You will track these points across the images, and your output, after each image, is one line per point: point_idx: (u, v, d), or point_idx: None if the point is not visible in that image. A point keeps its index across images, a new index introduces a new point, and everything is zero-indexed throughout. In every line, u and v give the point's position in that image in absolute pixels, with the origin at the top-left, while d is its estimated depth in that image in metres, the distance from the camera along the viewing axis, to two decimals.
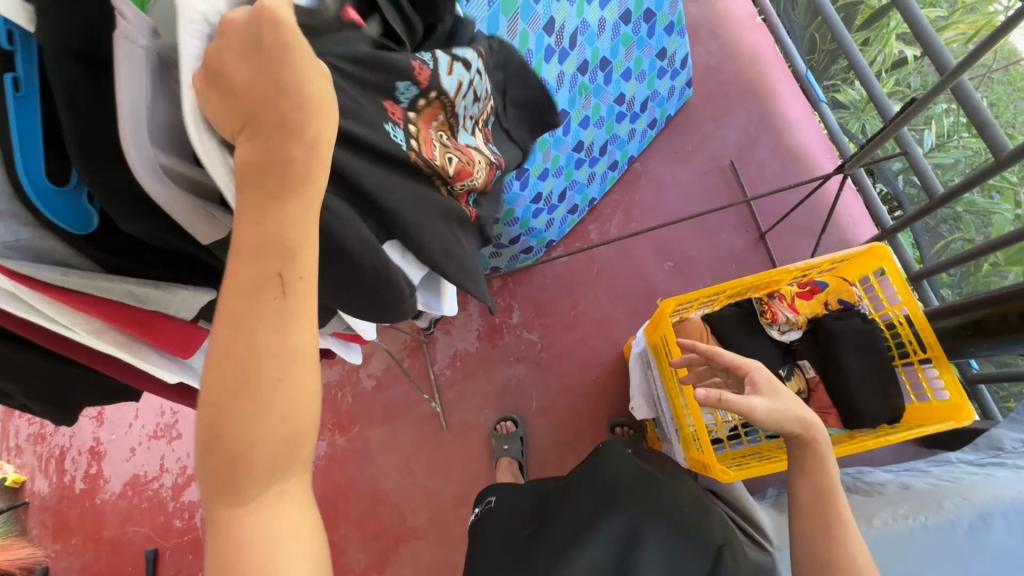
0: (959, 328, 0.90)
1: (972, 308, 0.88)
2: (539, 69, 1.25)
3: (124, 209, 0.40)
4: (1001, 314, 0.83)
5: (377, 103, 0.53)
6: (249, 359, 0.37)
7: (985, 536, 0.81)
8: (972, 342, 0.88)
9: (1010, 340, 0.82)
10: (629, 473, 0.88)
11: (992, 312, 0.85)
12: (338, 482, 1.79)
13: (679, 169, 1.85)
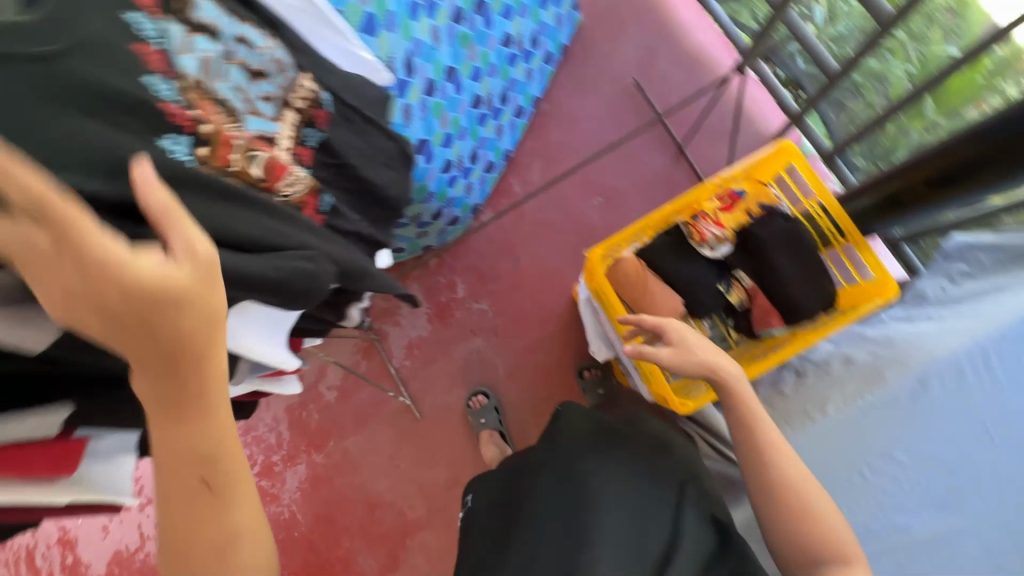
0: (878, 203, 0.92)
1: (886, 181, 0.89)
2: (408, 30, 1.15)
3: None
4: (911, 184, 0.84)
5: (198, 132, 0.52)
6: (202, 484, 0.48)
7: (920, 396, 0.91)
8: (891, 215, 0.90)
9: (928, 207, 0.83)
10: (587, 432, 0.87)
11: (901, 184, 0.86)
12: (329, 498, 1.77)
13: (586, 100, 1.79)
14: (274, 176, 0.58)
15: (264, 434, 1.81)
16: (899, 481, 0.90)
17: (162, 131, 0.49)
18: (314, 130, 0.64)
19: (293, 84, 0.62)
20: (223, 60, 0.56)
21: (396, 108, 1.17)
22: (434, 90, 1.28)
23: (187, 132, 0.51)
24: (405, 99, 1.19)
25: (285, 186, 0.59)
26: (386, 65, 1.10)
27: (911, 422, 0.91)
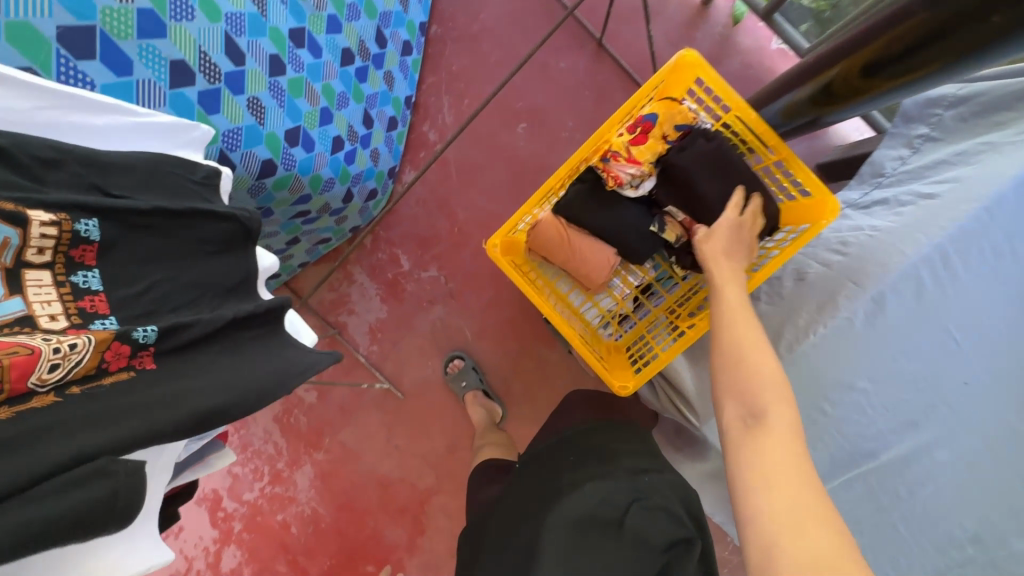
0: (814, 96, 0.76)
1: (821, 66, 0.73)
2: (212, 8, 0.90)
3: None
4: (844, 74, 0.68)
5: None
6: None
7: (881, 318, 0.76)
8: (829, 109, 0.75)
9: (864, 100, 0.68)
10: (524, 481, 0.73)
11: (838, 72, 0.69)
12: (343, 488, 1.83)
13: (482, 12, 1.55)
14: (15, 373, 0.44)
15: (262, 445, 1.84)
16: (865, 410, 0.78)
17: None
18: (85, 271, 0.55)
19: (21, 240, 0.50)
20: None
21: (238, 109, 0.98)
22: (283, 66, 1.06)
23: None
24: (246, 93, 0.99)
25: (47, 370, 0.47)
26: (201, 65, 0.90)
27: (872, 346, 0.76)
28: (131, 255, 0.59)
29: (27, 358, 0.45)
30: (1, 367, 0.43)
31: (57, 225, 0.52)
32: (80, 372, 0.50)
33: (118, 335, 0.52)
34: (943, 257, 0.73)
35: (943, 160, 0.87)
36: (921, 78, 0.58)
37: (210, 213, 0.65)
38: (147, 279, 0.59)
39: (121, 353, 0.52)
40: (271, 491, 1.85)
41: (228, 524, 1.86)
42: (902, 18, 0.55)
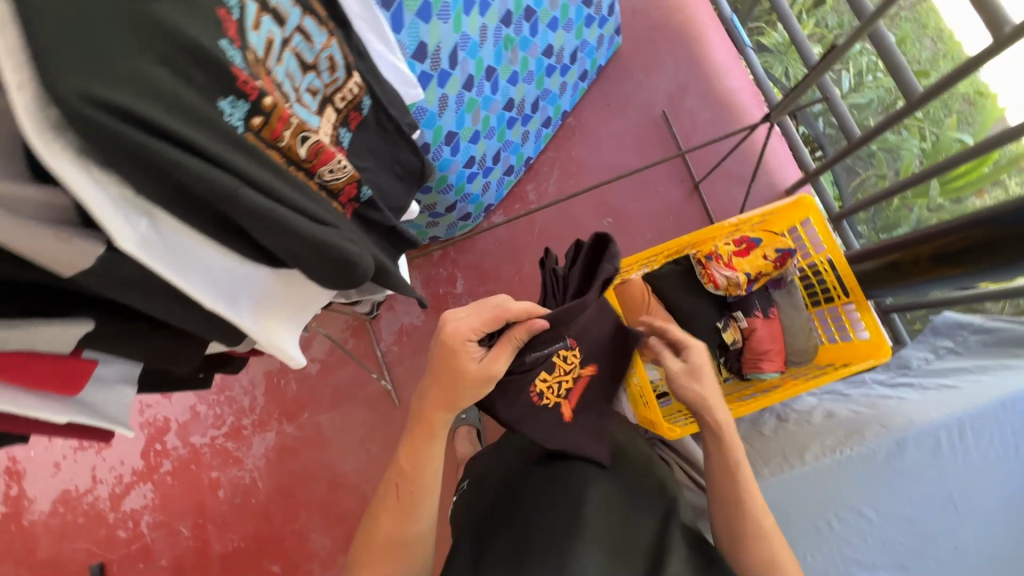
0: (879, 268, 0.94)
1: (885, 251, 0.94)
2: (459, 23, 1.15)
3: None
4: (910, 257, 0.88)
5: (266, 103, 0.43)
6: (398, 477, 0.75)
7: (898, 460, 0.88)
8: (890, 283, 0.92)
9: (922, 282, 0.87)
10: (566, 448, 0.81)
11: (902, 255, 0.90)
12: (293, 472, 1.75)
13: (613, 123, 1.82)
14: (321, 160, 0.53)
15: (239, 395, 1.78)
16: (861, 537, 0.88)
17: (229, 92, 0.39)
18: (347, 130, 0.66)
19: (341, 83, 0.62)
20: (283, 44, 0.52)
21: (434, 97, 1.19)
22: (471, 85, 1.30)
23: (249, 100, 0.41)
24: (443, 89, 1.21)
25: (327, 171, 0.55)
26: (433, 54, 1.12)
27: (885, 483, 0.88)
28: (366, 139, 0.72)
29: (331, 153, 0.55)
30: (321, 148, 0.53)
31: (357, 90, 0.65)
32: (333, 189, 0.58)
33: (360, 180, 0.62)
34: (959, 427, 0.86)
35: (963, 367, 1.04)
36: (969, 273, 0.79)
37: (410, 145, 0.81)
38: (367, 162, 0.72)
39: (353, 194, 0.62)
40: (220, 444, 1.77)
41: (157, 461, 1.76)
42: (960, 229, 0.78)
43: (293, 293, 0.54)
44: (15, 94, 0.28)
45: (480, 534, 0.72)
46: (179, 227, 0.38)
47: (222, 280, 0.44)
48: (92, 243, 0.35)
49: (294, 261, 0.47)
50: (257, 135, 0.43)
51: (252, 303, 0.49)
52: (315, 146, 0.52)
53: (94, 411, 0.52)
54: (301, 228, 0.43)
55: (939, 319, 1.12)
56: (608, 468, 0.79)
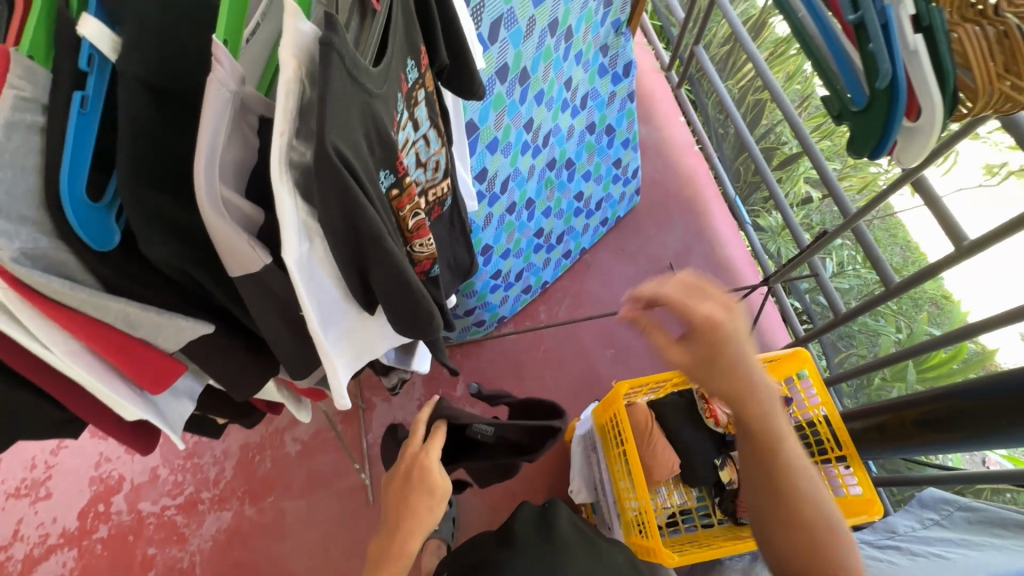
0: (866, 429, 0.98)
1: (873, 413, 0.98)
2: (515, 160, 1.37)
3: (166, 235, 0.42)
4: (898, 420, 0.92)
5: (403, 181, 0.56)
6: None
7: None
8: (877, 444, 0.96)
9: (910, 445, 0.90)
10: (569, 532, 0.77)
11: (891, 417, 0.93)
12: (238, 563, 1.58)
13: (625, 266, 2.01)
14: (417, 233, 0.63)
15: (206, 465, 1.68)
16: None
17: (388, 165, 0.51)
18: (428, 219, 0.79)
19: (436, 182, 0.76)
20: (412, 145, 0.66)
21: (482, 212, 1.35)
22: (513, 210, 1.49)
23: (397, 175, 0.54)
24: (490, 208, 1.38)
25: (418, 245, 0.65)
26: (491, 178, 1.31)
27: None
28: (436, 231, 0.84)
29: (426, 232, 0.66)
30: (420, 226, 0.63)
31: (445, 191, 0.79)
32: (415, 260, 0.68)
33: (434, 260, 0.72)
34: None
35: (950, 538, 1.04)
36: (952, 439, 0.82)
37: (466, 244, 0.95)
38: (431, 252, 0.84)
39: (424, 269, 0.72)
40: (168, 517, 1.62)
41: (93, 524, 1.60)
42: (942, 396, 0.83)
43: (359, 338, 0.60)
44: (275, 136, 0.37)
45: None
46: (322, 255, 0.46)
47: (326, 305, 0.50)
48: (263, 253, 0.43)
49: (388, 306, 0.54)
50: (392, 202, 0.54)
51: (334, 336, 0.55)
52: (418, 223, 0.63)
53: (157, 413, 0.54)
54: (412, 278, 0.51)
55: (927, 492, 1.19)
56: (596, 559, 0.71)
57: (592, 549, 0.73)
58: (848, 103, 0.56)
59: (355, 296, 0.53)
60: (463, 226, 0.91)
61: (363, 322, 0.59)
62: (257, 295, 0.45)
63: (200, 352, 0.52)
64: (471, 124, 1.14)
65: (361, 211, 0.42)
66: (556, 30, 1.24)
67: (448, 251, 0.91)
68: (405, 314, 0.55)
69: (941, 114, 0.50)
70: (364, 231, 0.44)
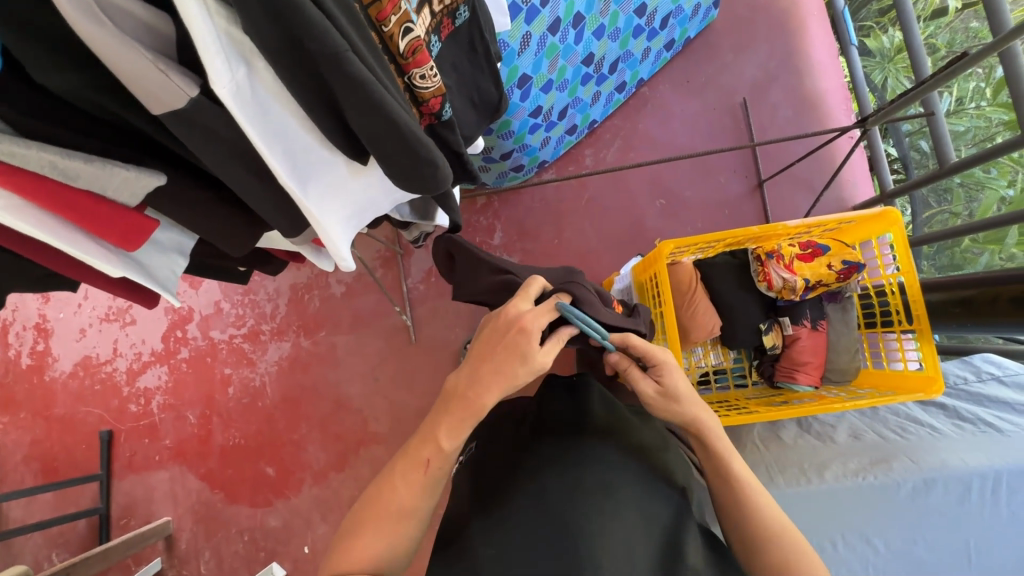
0: (947, 302, 0.86)
1: (960, 286, 0.84)
2: None
3: (54, 60, 0.32)
4: (990, 295, 0.79)
5: None
6: (426, 445, 0.59)
7: (922, 496, 0.86)
8: (957, 319, 0.84)
9: (998, 323, 0.78)
10: (601, 405, 0.72)
11: (983, 292, 0.80)
12: (301, 384, 1.76)
13: (690, 101, 1.72)
14: (416, 60, 0.50)
15: (261, 301, 1.78)
16: (863, 561, 0.89)
17: None
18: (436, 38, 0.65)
19: None
20: None
21: (518, 32, 1.13)
22: (557, 29, 1.23)
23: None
24: (529, 27, 1.15)
25: (419, 76, 0.52)
26: None
27: (905, 516, 0.87)
28: (451, 55, 0.70)
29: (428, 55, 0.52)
30: (419, 47, 0.50)
31: None
32: (422, 96, 0.56)
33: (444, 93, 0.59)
34: (995, 480, 0.83)
35: (1008, 403, 0.92)
36: None
37: (494, 76, 0.79)
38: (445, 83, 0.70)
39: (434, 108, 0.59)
40: (236, 344, 1.76)
41: (176, 346, 1.78)
42: None
43: (359, 193, 0.52)
44: None
45: (485, 493, 0.64)
46: (272, 88, 0.36)
47: (295, 154, 0.41)
48: (187, 84, 0.33)
49: (380, 157, 0.43)
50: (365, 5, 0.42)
51: (322, 191, 0.46)
52: (413, 43, 0.49)
53: (142, 274, 0.50)
54: (400, 119, 0.40)
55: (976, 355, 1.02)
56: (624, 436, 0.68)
57: (620, 424, 0.70)
58: None
59: (336, 145, 0.43)
60: (489, 52, 0.75)
61: (356, 173, 0.49)
62: (206, 142, 0.36)
63: (171, 209, 0.46)
64: None
65: (296, 16, 0.31)
66: None
67: (470, 85, 0.77)
68: (400, 167, 0.44)
69: None
70: (313, 51, 0.33)
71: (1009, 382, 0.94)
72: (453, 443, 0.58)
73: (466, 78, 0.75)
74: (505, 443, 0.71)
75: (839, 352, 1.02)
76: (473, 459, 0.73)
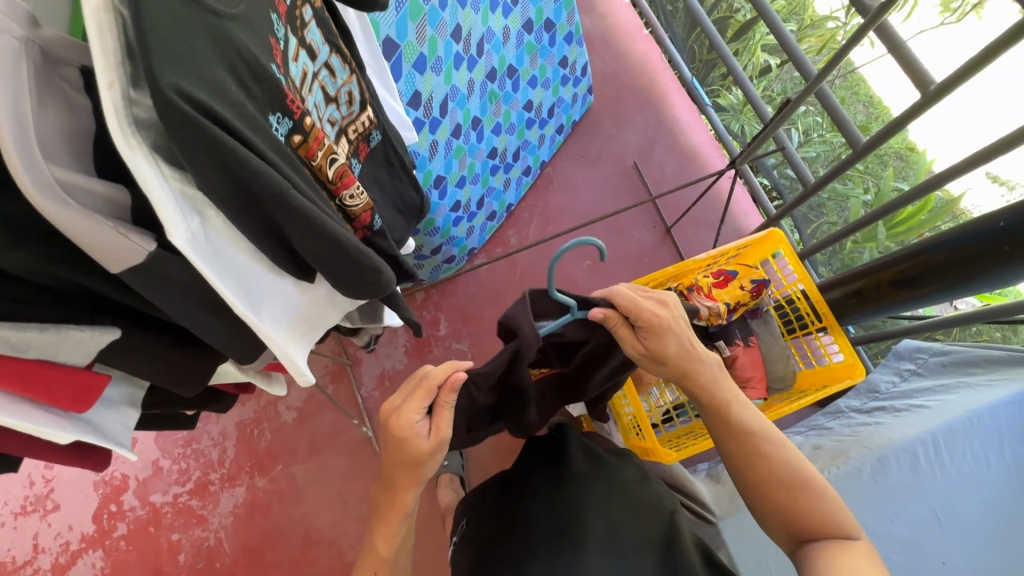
0: (843, 297, 0.99)
1: (848, 280, 0.98)
2: (449, 76, 1.24)
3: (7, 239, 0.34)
4: (873, 283, 0.92)
5: (305, 123, 0.48)
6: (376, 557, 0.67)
7: (884, 478, 0.92)
8: (856, 309, 0.97)
9: (889, 306, 0.91)
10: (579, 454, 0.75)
11: (867, 282, 0.93)
12: (263, 530, 1.61)
13: (590, 172, 1.92)
14: (342, 183, 0.57)
15: (206, 448, 1.65)
16: None
17: (278, 109, 0.43)
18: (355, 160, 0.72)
19: (356, 117, 0.68)
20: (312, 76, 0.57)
21: (425, 142, 1.25)
22: (459, 133, 1.37)
23: (291, 119, 0.45)
24: (434, 136, 1.27)
25: (349, 195, 0.58)
26: (426, 102, 1.18)
27: (878, 501, 0.91)
28: (371, 172, 0.78)
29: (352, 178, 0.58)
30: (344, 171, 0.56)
31: (369, 124, 0.71)
32: (352, 213, 0.61)
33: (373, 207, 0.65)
34: (934, 443, 0.93)
35: (929, 386, 1.10)
36: (929, 293, 0.83)
37: (415, 185, 0.88)
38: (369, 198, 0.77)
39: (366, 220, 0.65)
40: (183, 503, 1.60)
41: (111, 524, 1.56)
42: (918, 253, 0.82)
43: (308, 310, 0.55)
44: (103, 91, 0.30)
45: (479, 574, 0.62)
46: (224, 230, 0.40)
47: (249, 287, 0.45)
48: (144, 240, 0.37)
49: (327, 273, 0.48)
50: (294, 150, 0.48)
51: (274, 313, 0.50)
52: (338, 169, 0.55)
53: (96, 432, 0.49)
54: (341, 237, 0.45)
55: (901, 344, 1.21)
56: (601, 477, 0.70)
57: (598, 469, 0.72)
58: None
59: (283, 267, 0.47)
60: (405, 164, 0.84)
61: (304, 292, 0.53)
62: (164, 289, 0.39)
63: (122, 361, 0.47)
64: (388, 42, 1.01)
65: (246, 171, 0.36)
66: None
67: (394, 195, 0.84)
68: (347, 276, 0.49)
69: None
70: (261, 194, 0.38)
71: (925, 372, 1.14)
72: (389, 547, 0.67)
73: (389, 190, 0.83)
74: (494, 517, 0.70)
75: (774, 362, 1.11)
76: (467, 545, 0.71)
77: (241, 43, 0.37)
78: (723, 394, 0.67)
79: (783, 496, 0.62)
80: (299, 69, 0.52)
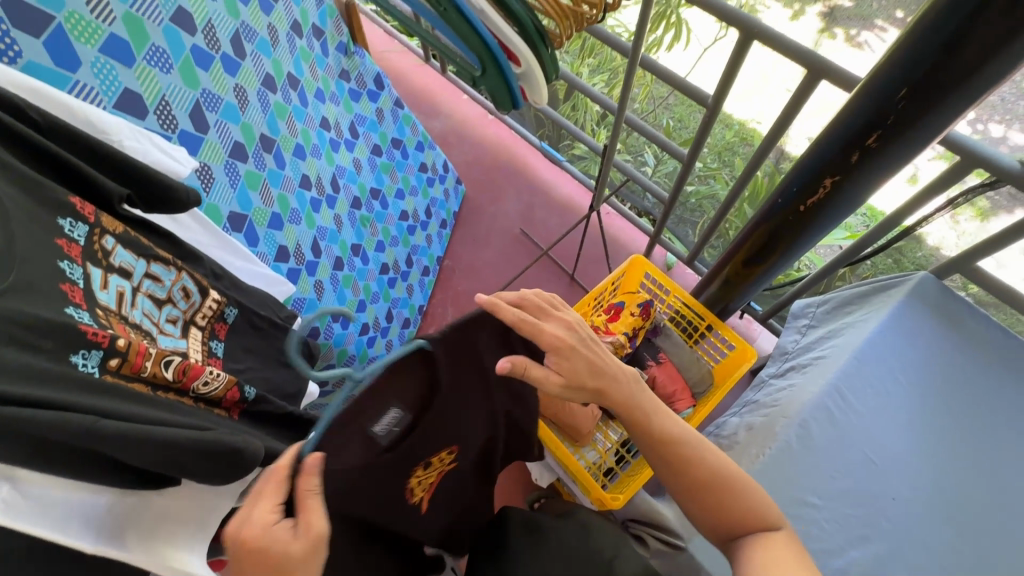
0: (723, 284, 1.12)
1: (719, 270, 1.11)
2: (312, 220, 1.31)
3: None
4: (737, 266, 1.05)
5: (119, 345, 0.52)
6: None
7: (812, 439, 0.97)
8: (740, 286, 1.08)
9: (762, 275, 1.03)
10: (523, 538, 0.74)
11: (733, 266, 1.06)
12: None
13: (485, 251, 2.02)
14: (189, 376, 0.60)
15: None
16: (821, 526, 0.90)
17: (79, 346, 0.49)
18: (216, 340, 0.75)
19: (200, 304, 0.71)
20: (134, 291, 0.62)
21: (308, 285, 1.29)
22: (342, 264, 1.43)
23: (103, 347, 0.51)
24: (315, 277, 1.32)
25: (201, 383, 0.61)
26: (295, 252, 1.23)
27: (815, 461, 0.95)
28: (239, 343, 0.80)
29: (199, 367, 0.61)
30: (187, 364, 0.60)
31: (219, 304, 0.74)
32: (214, 397, 0.63)
33: (237, 383, 0.66)
34: (838, 390, 1.00)
35: (824, 335, 1.16)
36: (780, 256, 0.94)
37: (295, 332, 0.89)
38: (246, 367, 0.79)
39: (236, 398, 0.66)
40: None
41: None
42: (755, 228, 0.93)
43: (195, 510, 0.54)
44: None
45: None
46: (43, 480, 0.45)
47: (98, 517, 0.48)
48: None
49: (183, 473, 0.49)
50: (114, 372, 0.51)
51: (140, 532, 0.51)
52: (180, 364, 0.59)
53: None
54: (173, 436, 0.47)
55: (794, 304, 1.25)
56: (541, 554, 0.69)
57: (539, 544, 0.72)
58: (472, 70, 0.70)
59: (128, 484, 0.49)
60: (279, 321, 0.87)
61: (177, 495, 0.53)
62: None
63: None
64: (235, 215, 1.07)
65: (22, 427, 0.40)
66: (274, 85, 1.19)
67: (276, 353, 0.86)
68: (200, 468, 0.49)
69: (531, 48, 0.64)
70: (57, 438, 0.42)
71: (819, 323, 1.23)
72: None
73: (268, 350, 0.85)
74: None
75: (690, 369, 1.17)
76: None
77: (10, 310, 0.44)
78: (644, 408, 0.71)
79: (713, 496, 0.66)
80: (113, 293, 0.59)
